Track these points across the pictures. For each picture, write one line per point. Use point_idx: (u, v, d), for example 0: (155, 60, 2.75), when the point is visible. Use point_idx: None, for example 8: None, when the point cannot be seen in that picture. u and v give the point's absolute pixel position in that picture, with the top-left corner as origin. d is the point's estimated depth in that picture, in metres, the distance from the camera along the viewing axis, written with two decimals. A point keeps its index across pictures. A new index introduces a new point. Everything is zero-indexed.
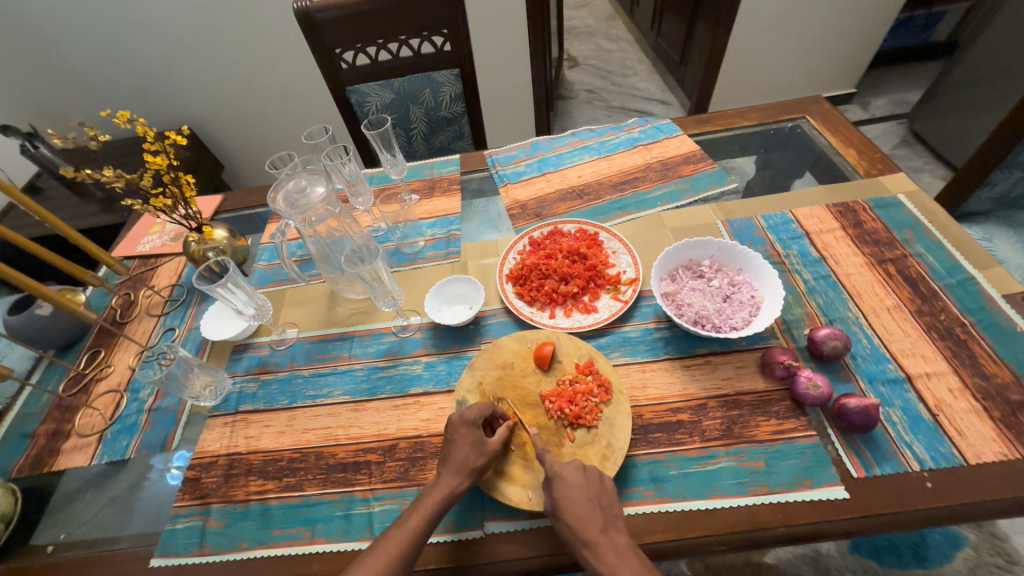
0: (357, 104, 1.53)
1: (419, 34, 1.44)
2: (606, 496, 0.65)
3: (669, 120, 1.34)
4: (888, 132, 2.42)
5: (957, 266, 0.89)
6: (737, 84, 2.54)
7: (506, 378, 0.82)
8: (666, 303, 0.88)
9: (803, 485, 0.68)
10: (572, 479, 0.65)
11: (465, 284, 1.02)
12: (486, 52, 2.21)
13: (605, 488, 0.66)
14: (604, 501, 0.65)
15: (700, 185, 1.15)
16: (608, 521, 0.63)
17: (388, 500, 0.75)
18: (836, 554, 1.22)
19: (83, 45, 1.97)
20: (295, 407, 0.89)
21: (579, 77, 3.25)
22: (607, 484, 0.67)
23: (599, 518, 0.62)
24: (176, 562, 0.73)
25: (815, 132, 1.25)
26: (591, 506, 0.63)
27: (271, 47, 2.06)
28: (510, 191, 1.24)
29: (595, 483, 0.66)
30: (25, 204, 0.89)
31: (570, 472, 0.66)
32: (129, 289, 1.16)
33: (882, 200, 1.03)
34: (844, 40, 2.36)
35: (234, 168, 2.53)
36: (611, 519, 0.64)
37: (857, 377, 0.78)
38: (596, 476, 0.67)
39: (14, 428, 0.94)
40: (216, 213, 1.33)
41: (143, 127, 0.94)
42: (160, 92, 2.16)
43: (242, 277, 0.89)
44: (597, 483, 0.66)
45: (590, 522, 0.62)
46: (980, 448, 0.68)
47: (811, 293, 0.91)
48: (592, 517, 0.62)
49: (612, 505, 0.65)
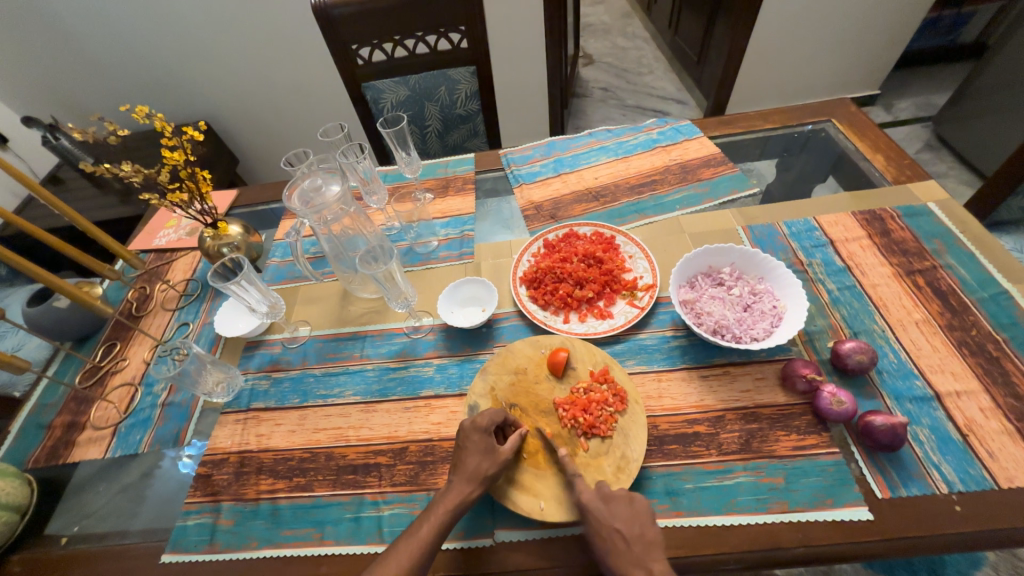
0: (372, 101, 1.52)
1: (435, 30, 1.42)
2: (637, 520, 0.64)
3: (688, 122, 1.31)
4: (913, 136, 2.35)
5: (989, 280, 0.86)
6: (757, 84, 2.49)
7: (519, 384, 0.80)
8: (685, 311, 0.86)
9: (824, 505, 0.66)
10: (600, 511, 0.64)
11: (478, 286, 1.00)
12: (502, 49, 2.19)
13: (637, 512, 0.64)
14: (637, 528, 0.63)
15: (720, 189, 1.12)
16: (642, 548, 0.61)
17: (397, 504, 0.74)
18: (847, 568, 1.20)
19: (102, 39, 1.99)
20: (306, 406, 0.88)
21: (594, 75, 3.21)
22: (638, 506, 0.65)
23: (631, 547, 0.61)
24: (187, 559, 0.73)
25: (841, 136, 1.21)
26: (623, 536, 0.62)
27: (287, 42, 2.06)
28: (525, 191, 1.22)
29: (626, 509, 0.64)
30: (44, 197, 0.90)
31: (597, 504, 0.65)
32: (145, 283, 1.17)
33: (911, 209, 0.99)
34: (870, 40, 2.30)
35: (249, 162, 2.54)
36: (645, 547, 0.62)
37: (882, 393, 0.76)
38: (626, 501, 0.65)
39: (31, 418, 0.95)
40: (230, 208, 1.33)
41: (161, 122, 0.93)
42: (177, 87, 2.18)
43: (257, 275, 0.89)
44: (628, 508, 0.65)
45: (623, 554, 0.61)
46: (1012, 471, 0.65)
47: (834, 304, 0.88)
48: (625, 549, 0.61)
49: (646, 531, 0.63)
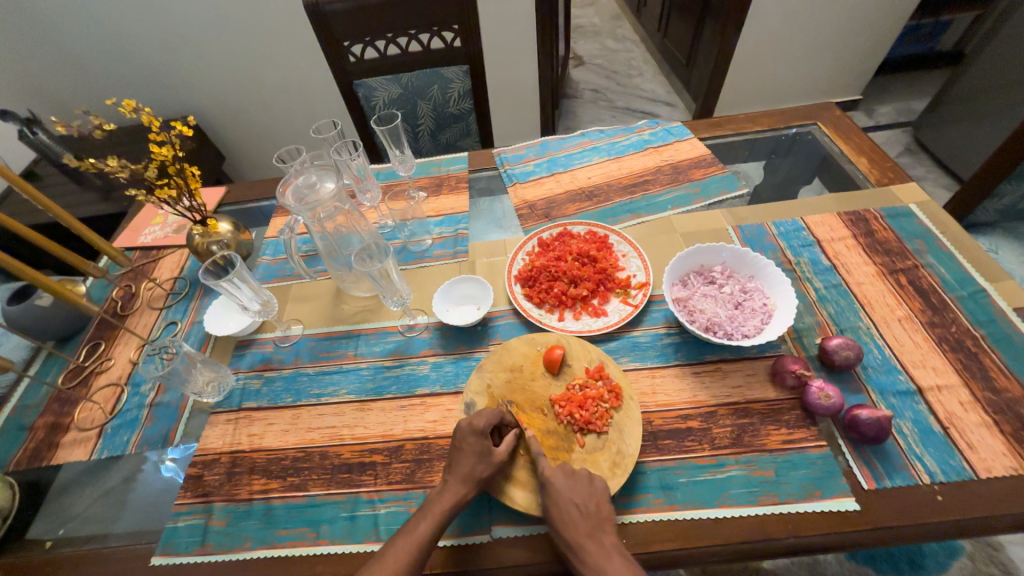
0: (364, 99, 1.51)
1: (428, 28, 1.42)
2: (593, 499, 0.66)
3: (680, 124, 1.33)
4: (893, 140, 2.42)
5: (967, 278, 0.89)
6: (744, 87, 2.53)
7: (515, 381, 0.81)
8: (677, 309, 0.87)
9: (813, 496, 0.67)
10: (558, 484, 0.67)
11: (472, 285, 1.01)
12: (494, 48, 2.18)
13: (595, 493, 0.67)
14: (593, 506, 0.65)
15: (710, 190, 1.14)
16: (595, 525, 0.64)
17: (393, 502, 0.74)
18: (832, 561, 1.24)
19: (83, 31, 1.93)
20: (299, 406, 0.87)
21: (584, 76, 3.23)
22: (597, 489, 0.67)
23: (584, 522, 0.63)
24: (177, 562, 0.72)
25: (826, 139, 1.25)
26: (577, 510, 0.64)
27: (275, 38, 2.03)
28: (519, 190, 1.23)
29: (585, 487, 0.67)
30: (27, 191, 0.88)
31: (557, 478, 0.67)
32: (130, 281, 1.15)
33: (894, 210, 1.03)
34: (853, 47, 2.36)
35: (235, 159, 2.50)
36: (598, 523, 0.64)
37: (868, 387, 0.78)
38: (586, 480, 0.68)
39: (12, 419, 0.93)
40: (219, 205, 1.31)
41: (148, 116, 0.91)
42: (161, 81, 2.13)
43: (248, 273, 0.88)
44: (587, 489, 0.67)
45: (575, 527, 0.63)
46: (990, 462, 0.68)
47: (821, 302, 0.90)
48: (578, 522, 0.63)
49: (601, 509, 0.65)
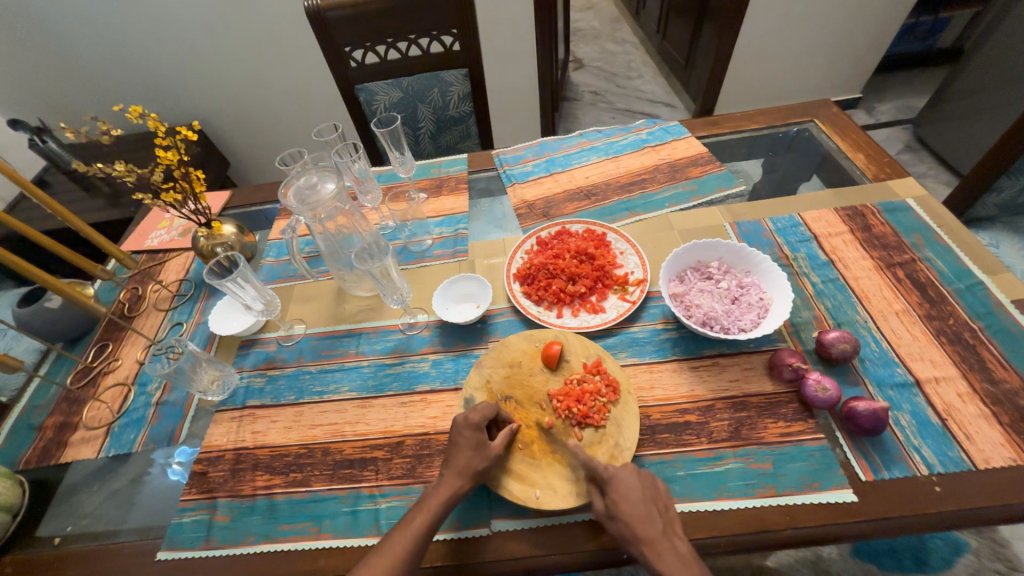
0: (365, 103, 1.53)
1: (427, 33, 1.44)
2: (659, 498, 0.66)
3: (677, 123, 1.34)
4: (894, 137, 2.42)
5: (965, 271, 0.89)
6: (744, 87, 2.53)
7: (514, 377, 0.82)
8: (674, 304, 0.88)
9: (810, 488, 0.68)
10: (627, 480, 0.65)
11: (472, 283, 1.02)
12: (494, 52, 2.21)
13: (659, 493, 0.66)
14: (659, 505, 0.65)
15: (707, 187, 1.15)
16: (667, 523, 0.64)
17: (394, 496, 0.75)
18: (836, 558, 1.24)
19: (91, 40, 1.98)
20: (302, 403, 0.89)
21: (584, 79, 3.25)
22: (659, 487, 0.67)
23: (658, 521, 0.63)
24: (182, 556, 0.73)
25: (823, 136, 1.25)
26: (649, 509, 0.63)
27: (278, 45, 2.06)
28: (518, 190, 1.24)
29: (650, 487, 0.66)
30: (37, 196, 0.90)
31: (625, 474, 0.66)
32: (137, 283, 1.17)
33: (891, 204, 1.03)
34: (852, 45, 2.36)
35: (239, 164, 2.53)
36: (669, 522, 0.64)
37: (865, 380, 0.78)
38: (649, 480, 0.67)
39: (22, 419, 0.94)
40: (223, 208, 1.33)
41: (154, 122, 0.93)
42: (167, 88, 2.17)
43: (251, 273, 0.90)
44: (650, 487, 0.66)
45: (651, 525, 0.62)
46: (989, 453, 0.68)
47: (818, 297, 0.91)
48: (653, 521, 0.62)
49: (666, 509, 0.65)
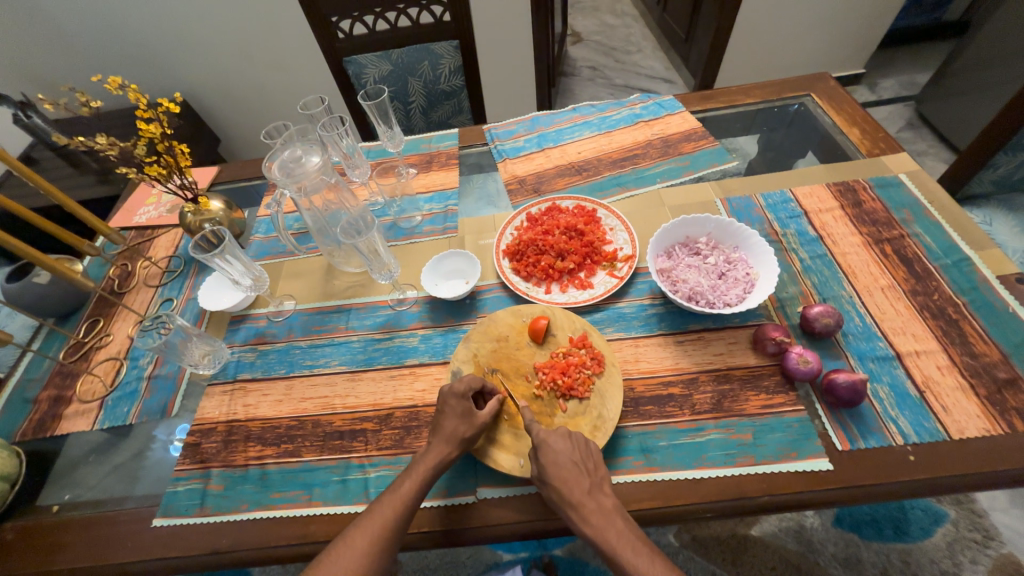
0: (354, 76, 1.50)
1: (417, 3, 1.40)
2: (589, 459, 0.67)
3: (671, 97, 1.32)
4: (895, 114, 2.38)
5: (953, 247, 0.89)
6: (744, 61, 2.48)
7: (501, 351, 0.83)
8: (661, 279, 0.88)
9: (788, 457, 0.69)
10: (556, 445, 0.67)
11: (461, 260, 1.02)
12: (488, 25, 2.15)
13: (590, 454, 0.68)
14: (589, 465, 0.67)
15: (700, 163, 1.14)
16: (594, 483, 0.65)
17: (383, 466, 0.77)
18: (818, 527, 1.28)
19: (71, 10, 1.92)
20: (292, 377, 0.90)
21: (582, 53, 3.18)
22: (592, 449, 0.69)
23: (584, 481, 0.64)
24: (177, 522, 0.75)
25: (820, 110, 1.23)
26: (577, 470, 0.65)
27: (265, 16, 2.00)
28: (509, 166, 1.23)
29: (581, 449, 0.68)
30: (21, 172, 0.88)
31: (555, 439, 0.68)
32: (126, 260, 1.16)
33: (883, 180, 1.02)
34: (856, 18, 2.30)
35: (230, 141, 2.49)
36: (596, 482, 0.65)
37: (847, 353, 0.79)
38: (582, 441, 0.69)
39: (16, 393, 0.96)
40: (212, 184, 1.32)
41: (135, 93, 0.91)
42: (152, 61, 2.11)
43: (239, 248, 0.90)
44: (582, 449, 0.68)
45: (576, 485, 0.63)
46: (963, 424, 0.69)
47: (805, 272, 0.91)
48: (578, 480, 0.64)
49: (597, 469, 0.67)
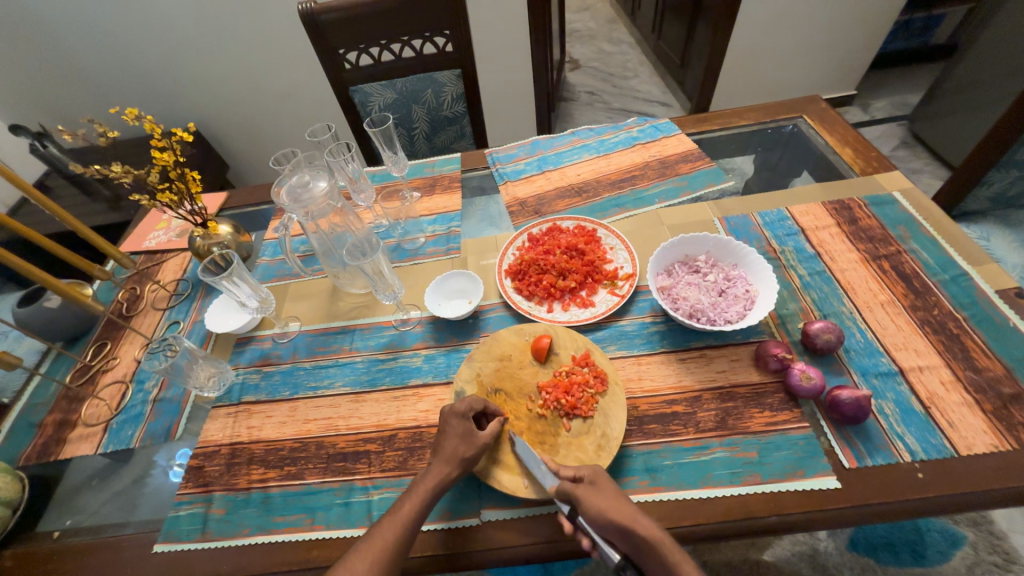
0: (360, 104, 1.55)
1: (420, 35, 1.46)
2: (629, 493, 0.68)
3: (667, 120, 1.35)
4: (888, 133, 2.43)
5: (950, 262, 0.90)
6: (738, 84, 2.55)
7: (504, 370, 0.83)
8: (662, 297, 0.89)
9: (795, 475, 0.69)
10: (601, 472, 0.68)
11: (464, 280, 1.03)
12: (489, 54, 2.23)
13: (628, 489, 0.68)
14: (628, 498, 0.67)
15: (697, 183, 1.16)
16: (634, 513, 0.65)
17: (386, 488, 0.76)
18: (833, 552, 1.25)
19: (89, 44, 2.00)
20: (296, 398, 0.90)
21: (581, 79, 3.27)
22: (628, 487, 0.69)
23: (625, 508, 0.64)
24: (179, 548, 0.75)
25: (812, 131, 1.26)
26: (619, 498, 0.65)
27: (275, 48, 2.09)
28: (510, 188, 1.25)
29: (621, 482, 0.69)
30: (36, 198, 0.90)
31: (599, 468, 0.69)
32: (135, 283, 1.19)
33: (877, 198, 1.04)
34: (845, 42, 2.37)
35: (238, 167, 2.56)
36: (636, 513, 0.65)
37: (850, 369, 0.80)
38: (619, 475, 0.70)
39: (22, 417, 0.96)
40: (220, 209, 1.35)
41: (150, 124, 0.93)
42: (166, 92, 2.19)
43: (246, 271, 0.92)
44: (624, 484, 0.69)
45: (619, 509, 0.63)
46: (971, 440, 0.69)
47: (805, 289, 0.92)
48: (621, 506, 0.64)
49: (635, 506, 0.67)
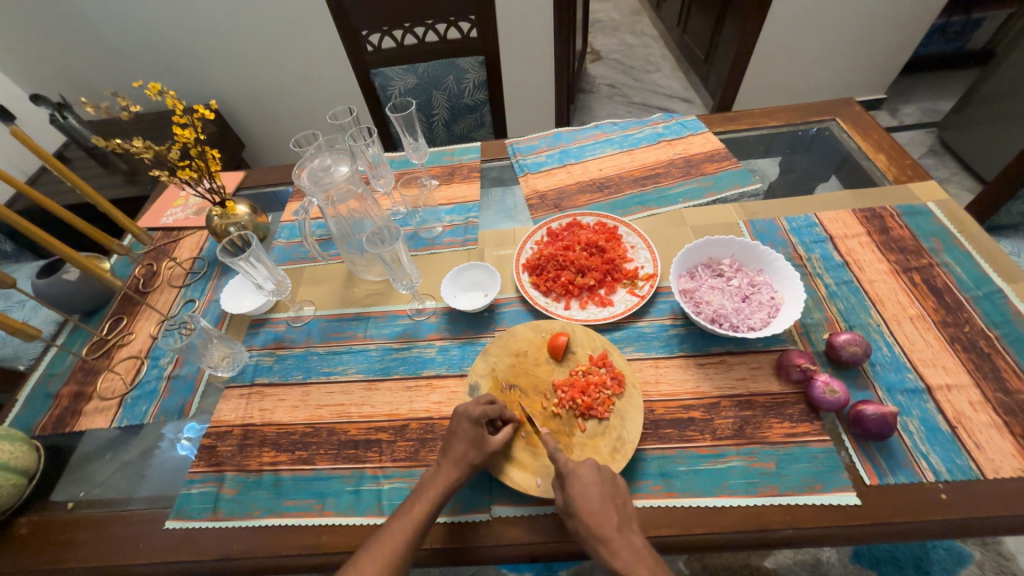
0: (380, 88, 1.53)
1: (444, 20, 1.43)
2: (617, 493, 0.66)
3: (694, 117, 1.32)
4: (916, 140, 2.36)
5: (984, 278, 0.88)
6: (764, 83, 2.48)
7: (519, 367, 0.82)
8: (684, 300, 0.87)
9: (814, 489, 0.67)
10: (584, 475, 0.66)
11: (481, 272, 1.02)
12: (511, 42, 2.19)
13: (618, 488, 0.66)
14: (617, 501, 0.65)
15: (722, 184, 1.13)
16: (623, 520, 0.64)
17: (397, 478, 0.76)
18: (836, 562, 1.24)
19: (111, 15, 1.98)
20: (309, 383, 0.90)
21: (602, 71, 3.21)
22: (619, 484, 0.67)
23: (614, 517, 0.63)
24: (190, 526, 0.75)
25: (844, 135, 1.22)
26: (607, 505, 0.64)
27: (295, 28, 2.06)
28: (530, 181, 1.23)
29: (609, 481, 0.66)
30: (55, 167, 0.89)
31: (583, 470, 0.66)
32: (151, 260, 1.19)
33: (911, 208, 1.01)
34: (878, 43, 2.30)
35: (253, 145, 2.55)
36: (625, 519, 0.64)
37: (875, 384, 0.77)
38: (609, 473, 0.67)
39: (39, 387, 0.97)
40: (237, 188, 1.35)
41: (172, 99, 0.93)
42: (184, 68, 2.18)
43: (264, 253, 0.91)
44: (611, 484, 0.66)
45: (606, 521, 0.62)
46: (998, 463, 0.67)
47: (831, 298, 0.90)
48: (608, 517, 0.63)
49: (625, 504, 0.66)
